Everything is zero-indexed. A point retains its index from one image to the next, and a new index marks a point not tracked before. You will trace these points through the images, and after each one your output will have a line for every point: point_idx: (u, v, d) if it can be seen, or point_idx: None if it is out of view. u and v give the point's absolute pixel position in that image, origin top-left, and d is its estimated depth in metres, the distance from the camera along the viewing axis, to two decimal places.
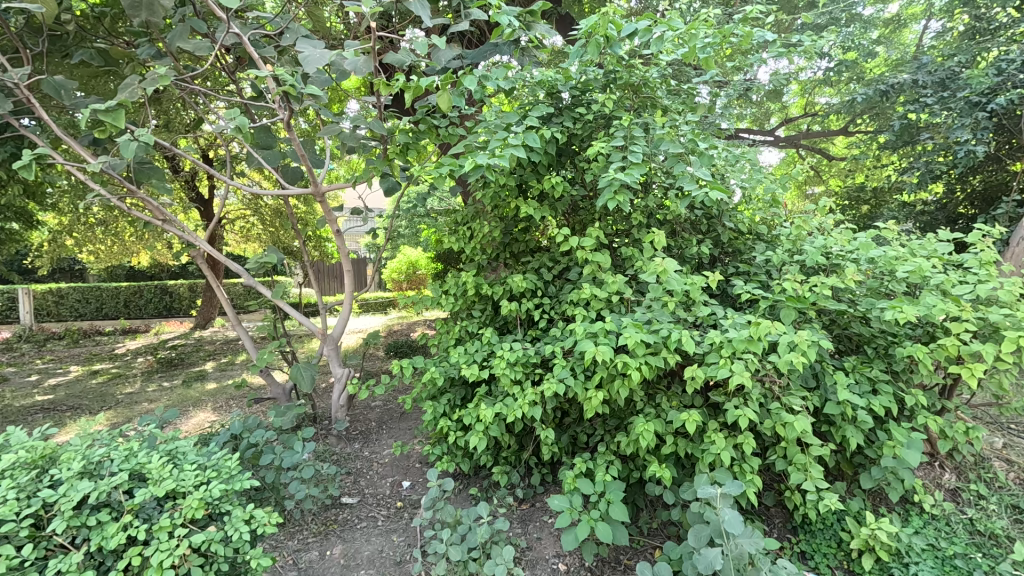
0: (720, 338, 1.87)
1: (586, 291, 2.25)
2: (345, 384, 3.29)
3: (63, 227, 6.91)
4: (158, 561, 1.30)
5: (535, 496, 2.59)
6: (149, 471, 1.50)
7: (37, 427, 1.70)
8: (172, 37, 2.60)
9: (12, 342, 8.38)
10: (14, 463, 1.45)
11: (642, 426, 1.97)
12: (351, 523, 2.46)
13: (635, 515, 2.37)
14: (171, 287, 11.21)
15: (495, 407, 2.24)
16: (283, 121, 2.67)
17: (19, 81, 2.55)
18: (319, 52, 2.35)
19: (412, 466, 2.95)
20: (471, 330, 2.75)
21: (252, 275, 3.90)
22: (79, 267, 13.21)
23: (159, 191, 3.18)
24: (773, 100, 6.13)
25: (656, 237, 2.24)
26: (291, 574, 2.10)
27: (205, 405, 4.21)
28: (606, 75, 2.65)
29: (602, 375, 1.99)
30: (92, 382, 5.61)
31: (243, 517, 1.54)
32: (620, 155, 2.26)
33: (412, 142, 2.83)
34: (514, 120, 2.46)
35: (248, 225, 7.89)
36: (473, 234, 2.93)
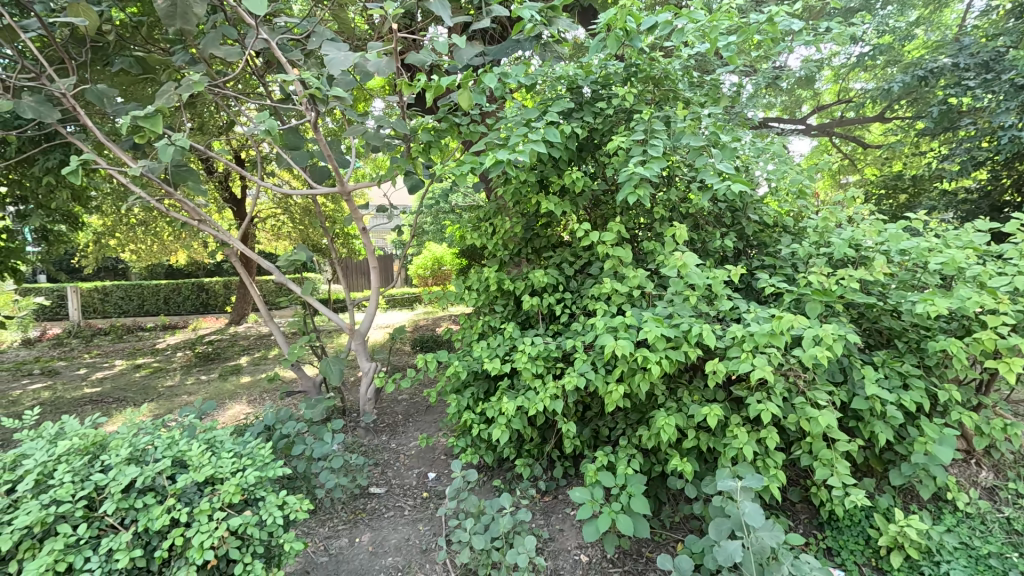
0: (742, 332, 1.86)
1: (607, 286, 2.26)
2: (372, 378, 3.38)
3: (106, 228, 7.26)
4: (199, 541, 1.38)
5: (557, 488, 2.62)
6: (190, 458, 1.59)
7: (89, 416, 1.82)
8: (204, 44, 2.71)
9: (62, 337, 8.85)
10: (69, 448, 1.56)
11: (663, 420, 1.97)
12: (378, 512, 2.54)
13: (658, 509, 2.38)
14: (208, 284, 11.64)
15: (516, 400, 2.28)
16: (310, 122, 2.75)
17: (66, 90, 2.69)
18: (343, 55, 2.40)
19: (437, 458, 3.02)
20: (494, 325, 2.78)
21: (283, 272, 4.01)
22: (122, 266, 13.80)
23: (196, 193, 3.31)
24: (803, 88, 5.96)
25: (678, 230, 2.23)
26: (322, 559, 2.19)
27: (240, 398, 4.38)
28: (627, 69, 2.65)
29: (623, 369, 1.99)
30: (135, 375, 5.91)
31: (277, 503, 1.61)
32: (640, 148, 2.25)
33: (434, 141, 2.88)
34: (534, 116, 2.46)
35: (278, 224, 8.12)
36: (495, 230, 2.97)
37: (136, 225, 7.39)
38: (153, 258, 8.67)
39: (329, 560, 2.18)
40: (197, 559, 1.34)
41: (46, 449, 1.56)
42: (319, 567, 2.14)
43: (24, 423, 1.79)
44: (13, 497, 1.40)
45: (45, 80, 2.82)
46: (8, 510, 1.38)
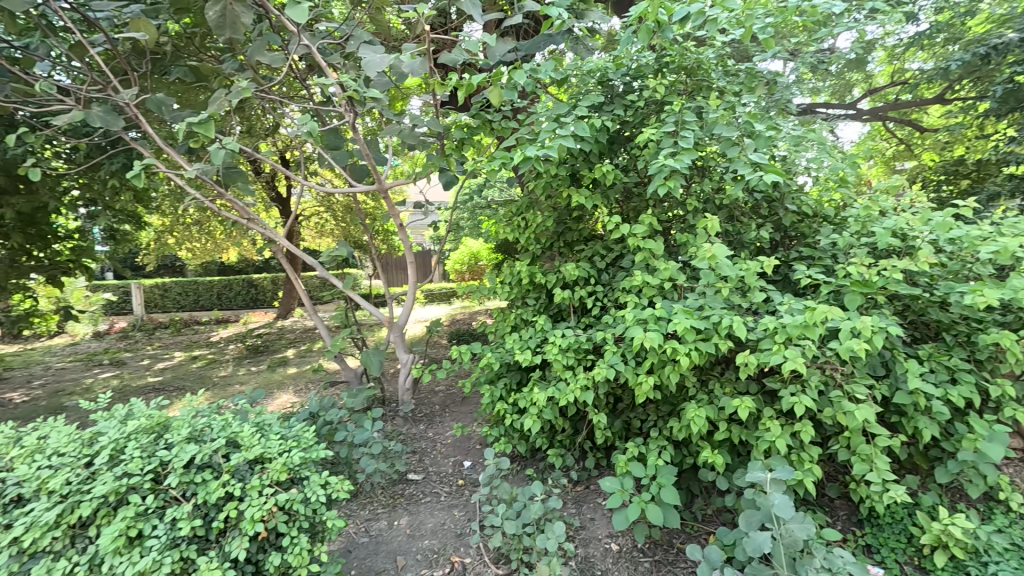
0: (775, 323, 1.84)
1: (637, 279, 2.27)
2: (410, 369, 3.49)
3: (165, 227, 7.74)
4: (251, 514, 1.50)
5: (589, 478, 2.66)
6: (242, 439, 1.72)
7: (153, 399, 1.98)
8: (251, 52, 2.86)
9: (128, 330, 9.52)
10: (137, 428, 1.71)
11: (693, 412, 1.97)
12: (416, 497, 2.65)
13: (690, 501, 2.38)
14: (257, 280, 12.20)
15: (548, 391, 2.33)
16: (349, 123, 2.88)
17: (129, 100, 2.92)
18: (379, 57, 2.49)
19: (473, 447, 3.10)
20: (526, 318, 2.83)
21: (326, 267, 4.19)
22: (180, 263, 14.66)
23: (244, 193, 3.51)
24: (854, 70, 5.68)
25: (709, 222, 2.21)
26: (363, 539, 2.31)
27: (287, 388, 4.61)
28: (659, 60, 2.62)
29: (653, 360, 2.01)
30: (193, 366, 6.31)
31: (320, 482, 1.71)
32: (671, 140, 2.24)
33: (467, 137, 2.94)
34: (564, 110, 2.47)
35: (322, 221, 8.43)
36: (527, 224, 3.01)
37: (192, 224, 7.85)
38: (207, 255, 9.18)
39: (370, 541, 2.30)
40: (249, 530, 1.46)
41: (118, 427, 1.72)
42: (360, 547, 2.26)
43: (99, 405, 1.97)
44: (92, 469, 1.56)
45: (111, 91, 3.06)
46: (88, 481, 1.54)
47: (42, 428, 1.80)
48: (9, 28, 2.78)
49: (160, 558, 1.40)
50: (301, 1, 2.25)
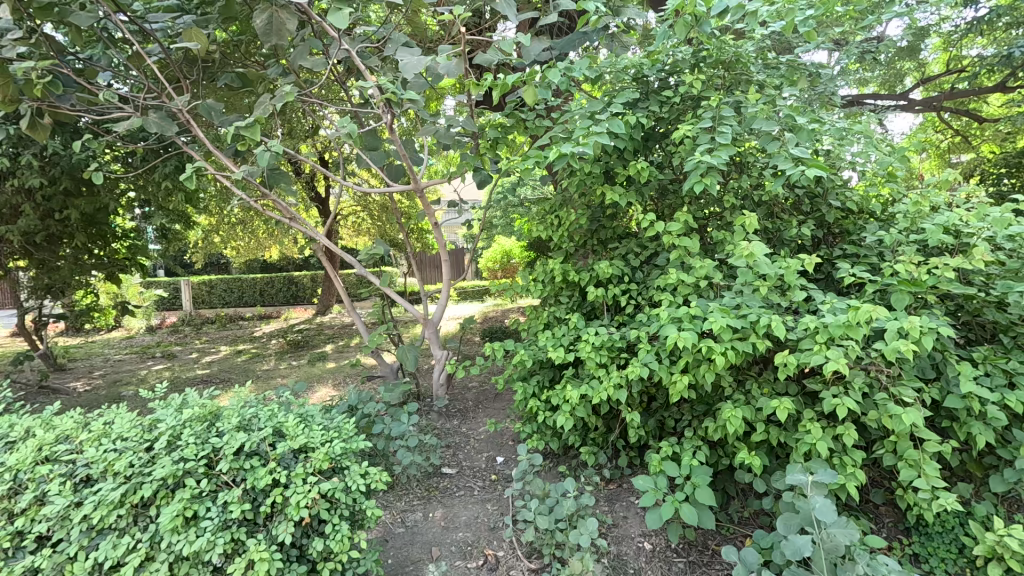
0: (816, 323, 1.79)
1: (672, 277, 2.24)
2: (444, 365, 3.55)
3: (212, 227, 8.11)
4: (296, 501, 1.56)
5: (622, 477, 2.65)
6: (287, 429, 1.80)
7: (206, 390, 2.09)
8: (294, 57, 2.97)
9: (178, 325, 10.02)
10: (192, 416, 1.82)
11: (729, 412, 1.94)
12: (450, 490, 2.70)
13: (726, 503, 2.35)
14: (297, 278, 12.63)
15: (580, 389, 2.33)
16: (387, 125, 2.95)
17: (182, 106, 3.08)
18: (416, 59, 2.53)
19: (505, 443, 3.14)
20: (559, 316, 2.83)
21: (363, 265, 4.30)
22: (225, 261, 15.33)
23: (287, 193, 3.65)
24: (906, 59, 5.40)
25: (748, 219, 2.16)
26: (399, 530, 2.38)
27: (326, 381, 4.78)
28: (696, 55, 2.57)
29: (688, 359, 1.98)
30: (238, 359, 6.60)
31: (360, 472, 1.76)
32: (708, 136, 2.20)
33: (501, 136, 2.97)
34: (598, 108, 2.46)
35: (359, 220, 8.65)
36: (561, 222, 3.02)
37: (237, 224, 8.20)
38: (250, 254, 9.57)
39: (405, 532, 2.37)
40: (294, 515, 1.53)
41: (174, 415, 1.82)
42: (396, 537, 2.33)
43: (156, 394, 2.10)
44: (152, 453, 1.67)
45: (166, 99, 3.24)
46: (148, 464, 1.65)
47: (106, 414, 1.93)
48: (76, 40, 2.97)
49: (213, 539, 1.48)
50: (342, 7, 2.32)
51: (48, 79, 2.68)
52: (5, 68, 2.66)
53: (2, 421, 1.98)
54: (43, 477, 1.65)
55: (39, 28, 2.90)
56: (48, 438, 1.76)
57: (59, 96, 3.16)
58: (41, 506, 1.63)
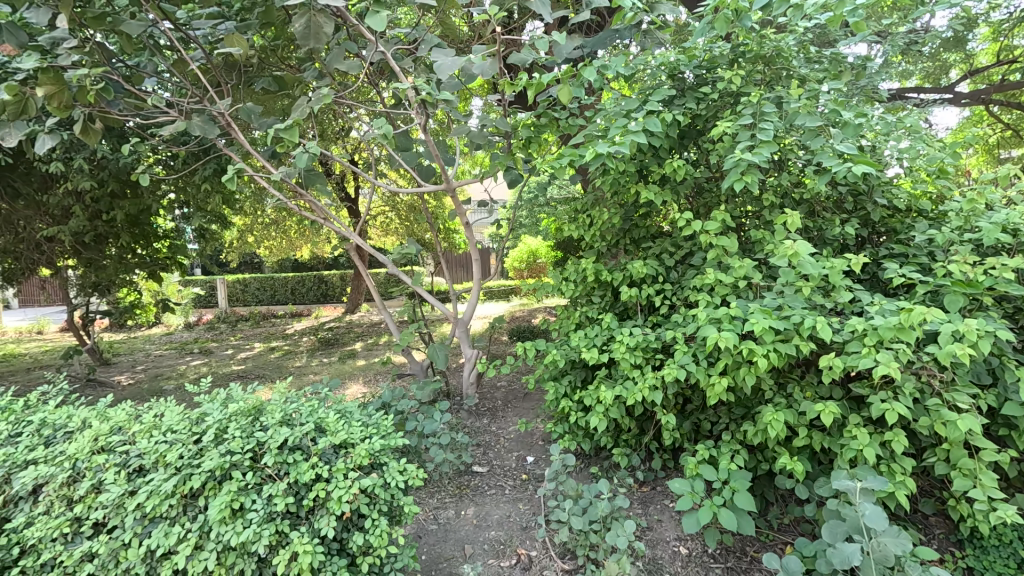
0: (864, 325, 1.72)
1: (710, 276, 2.20)
2: (474, 364, 3.57)
3: (247, 226, 8.34)
4: (337, 495, 1.59)
5: (656, 479, 2.62)
6: (327, 425, 1.84)
7: (248, 385, 2.15)
8: (331, 60, 3.03)
9: (214, 322, 10.36)
10: (237, 410, 1.88)
11: (771, 416, 1.89)
12: (481, 489, 2.71)
13: (765, 509, 2.29)
14: (327, 276, 12.88)
15: (615, 389, 2.31)
16: (420, 125, 2.97)
17: (224, 110, 3.19)
18: (451, 60, 2.53)
19: (536, 443, 3.14)
20: (591, 316, 2.81)
21: (394, 264, 4.36)
22: (258, 260, 15.78)
23: (322, 194, 3.73)
24: (954, 50, 5.16)
25: (790, 217, 2.10)
26: (432, 526, 2.40)
27: (358, 379, 4.87)
28: (734, 49, 2.51)
29: (727, 361, 1.94)
30: (272, 356, 6.78)
31: (398, 469, 1.79)
32: (748, 133, 2.15)
33: (534, 136, 2.95)
34: (634, 106, 2.42)
35: (387, 220, 8.76)
36: (592, 222, 3.00)
37: (270, 223, 8.42)
38: (283, 253, 9.80)
39: (438, 528, 2.39)
40: (336, 509, 1.56)
41: (220, 409, 1.88)
42: (430, 534, 2.35)
43: (201, 388, 2.17)
44: (200, 446, 1.73)
45: (207, 103, 3.34)
46: (197, 456, 1.70)
47: (156, 407, 2.01)
48: (126, 48, 3.09)
49: (260, 530, 1.52)
50: (379, 9, 2.34)
51: (102, 86, 2.80)
52: (59, 75, 2.72)
53: (60, 412, 2.08)
54: (99, 466, 1.73)
55: (92, 36, 3.01)
56: (103, 428, 1.84)
57: (108, 102, 3.29)
58: (97, 493, 1.70)
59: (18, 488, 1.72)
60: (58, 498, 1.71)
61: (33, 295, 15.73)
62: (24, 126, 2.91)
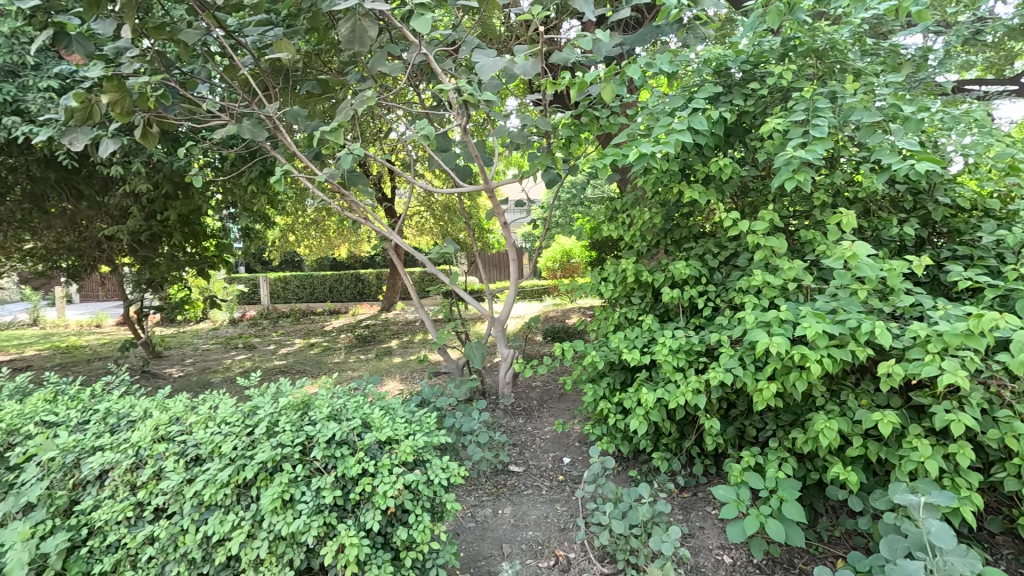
0: (927, 331, 1.64)
1: (757, 278, 2.13)
2: (510, 363, 3.57)
3: (288, 226, 8.61)
4: (383, 490, 1.62)
5: (697, 485, 2.57)
6: (373, 421, 1.87)
7: (295, 380, 2.21)
8: (374, 63, 3.08)
9: (257, 318, 10.74)
10: (287, 404, 1.94)
11: (823, 423, 1.82)
12: (518, 488, 2.72)
13: (813, 520, 2.21)
14: (363, 275, 13.17)
15: (656, 392, 2.27)
16: (461, 126, 2.99)
17: (273, 114, 3.30)
18: (493, 60, 2.54)
19: (572, 444, 3.11)
20: (631, 317, 2.76)
21: (431, 263, 4.41)
22: (298, 259, 16.31)
23: (363, 194, 3.82)
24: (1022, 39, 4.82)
25: (845, 217, 2.01)
26: (469, 524, 2.42)
27: (394, 376, 4.96)
28: (785, 44, 2.43)
29: (777, 366, 1.87)
30: (311, 352, 6.98)
31: (441, 466, 1.81)
32: (801, 130, 2.07)
33: (574, 135, 2.92)
34: (679, 104, 2.37)
35: (422, 220, 8.88)
36: (632, 221, 2.95)
37: (310, 223, 8.67)
38: (322, 252, 10.07)
39: (476, 526, 2.41)
40: (382, 504, 1.59)
41: (270, 404, 1.95)
42: (468, 532, 2.37)
43: (251, 382, 2.25)
44: (253, 438, 1.79)
45: (256, 106, 3.46)
46: (250, 447, 1.77)
47: (210, 400, 2.10)
48: (183, 55, 3.23)
49: (310, 521, 1.57)
50: (424, 12, 2.37)
51: (161, 92, 2.95)
52: (122, 82, 2.87)
53: (123, 402, 2.20)
54: (160, 454, 1.82)
55: (152, 45, 3.16)
56: (163, 418, 1.94)
57: (165, 107, 3.44)
58: (158, 480, 1.79)
59: (86, 472, 1.83)
60: (123, 483, 1.80)
61: (93, 290, 16.72)
62: (90, 131, 3.06)
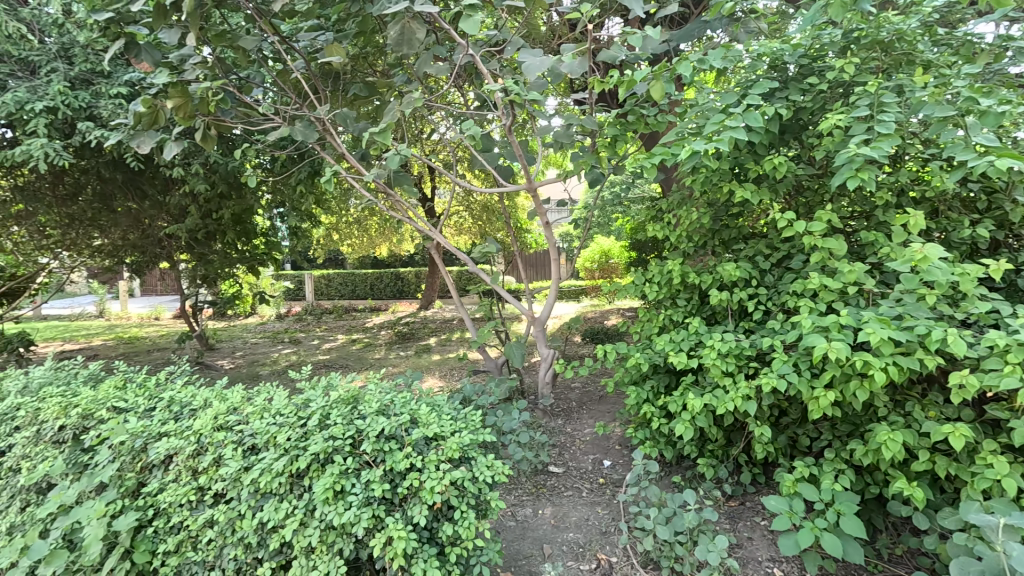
0: (1006, 340, 1.53)
1: (814, 281, 2.04)
2: (551, 363, 3.54)
3: (333, 225, 8.87)
4: (431, 485, 1.65)
5: (744, 494, 2.49)
6: (421, 417, 1.91)
7: (343, 375, 2.27)
8: (421, 65, 3.13)
9: (302, 314, 11.12)
10: (338, 398, 2.00)
11: (886, 435, 1.72)
12: (558, 489, 2.70)
13: (872, 536, 2.10)
14: (403, 274, 13.43)
15: (704, 397, 2.20)
16: (505, 126, 3.00)
17: (324, 116, 3.41)
18: (540, 60, 2.53)
19: (613, 447, 3.07)
20: (677, 319, 2.70)
21: (471, 262, 4.44)
22: (341, 257, 16.80)
23: (407, 194, 3.89)
24: None
25: (912, 217, 1.90)
26: (510, 523, 2.43)
27: (434, 373, 5.03)
28: (847, 36, 2.32)
29: (835, 373, 1.79)
30: (354, 347, 7.17)
31: (486, 464, 1.82)
32: (864, 125, 1.97)
33: (621, 134, 2.87)
34: (732, 101, 2.29)
35: (461, 220, 8.97)
36: (678, 221, 2.88)
37: (353, 221, 8.90)
38: (364, 250, 10.33)
39: (516, 526, 2.41)
40: (429, 499, 1.61)
41: (321, 398, 2.01)
42: (508, 530, 2.37)
43: (302, 375, 2.33)
44: (306, 429, 1.86)
45: (308, 109, 3.57)
46: (303, 439, 1.84)
47: (266, 392, 2.19)
48: (241, 61, 3.37)
49: (360, 512, 1.61)
50: (473, 13, 2.39)
51: (221, 97, 3.08)
52: (185, 88, 3.01)
53: (185, 392, 2.32)
54: (219, 442, 1.91)
55: (212, 52, 3.31)
56: (222, 408, 2.04)
57: (223, 111, 3.60)
58: (218, 466, 1.88)
59: (152, 456, 1.93)
60: (185, 468, 1.90)
61: (152, 286, 17.69)
62: (155, 136, 3.24)
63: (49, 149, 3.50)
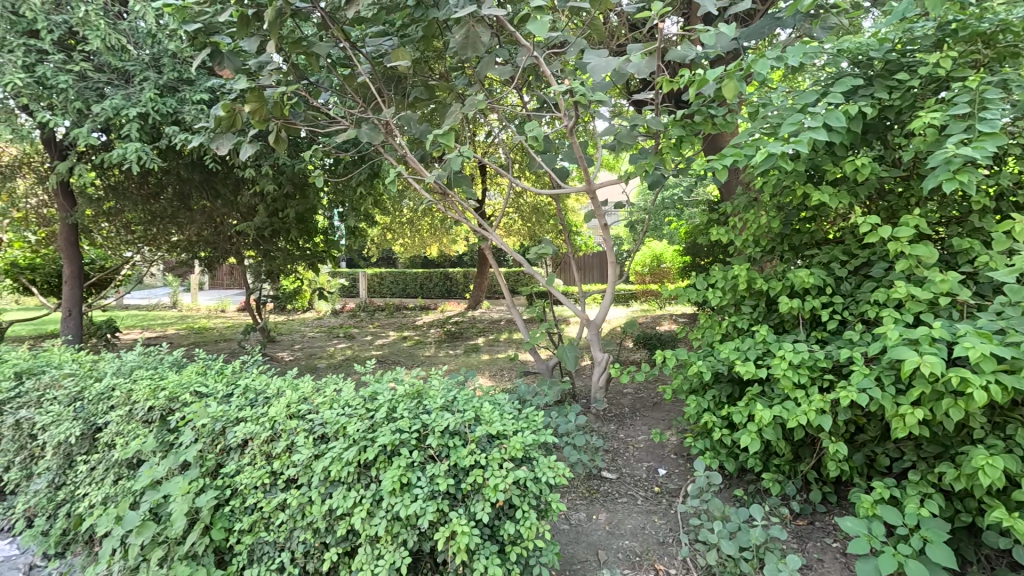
0: None
1: (901, 290, 1.91)
2: (605, 367, 3.46)
3: (387, 225, 9.13)
4: (495, 482, 1.66)
5: (813, 513, 2.36)
6: (483, 415, 1.93)
7: (405, 371, 2.33)
8: (483, 67, 3.13)
9: (356, 310, 11.53)
10: (402, 393, 2.05)
11: (984, 459, 1.59)
12: (612, 495, 2.66)
13: (961, 568, 1.94)
14: (452, 274, 13.64)
15: (773, 409, 2.10)
16: (566, 128, 2.97)
17: (388, 119, 3.50)
18: (606, 61, 2.50)
19: (669, 455, 3.00)
20: (742, 327, 2.58)
21: (524, 264, 4.44)
22: (393, 257, 17.28)
23: (466, 195, 3.94)
24: None
25: (1018, 224, 1.74)
26: (564, 525, 2.41)
27: (484, 372, 5.09)
28: (941, 30, 2.15)
29: (925, 390, 1.66)
30: (405, 344, 7.35)
31: (548, 464, 1.82)
32: (963, 124, 1.82)
33: (686, 135, 2.78)
34: (810, 99, 2.18)
35: (511, 221, 9.04)
36: (745, 225, 2.75)
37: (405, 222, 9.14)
38: (415, 250, 10.57)
39: (571, 529, 2.39)
40: (493, 496, 1.62)
41: (386, 393, 2.07)
42: (563, 533, 2.36)
43: (365, 369, 2.41)
44: (373, 422, 1.92)
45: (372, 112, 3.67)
46: (370, 430, 1.90)
47: (332, 384, 2.28)
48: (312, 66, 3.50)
49: (425, 505, 1.65)
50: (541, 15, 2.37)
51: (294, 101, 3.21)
52: (261, 93, 3.15)
53: (258, 381, 2.46)
54: (292, 430, 2.01)
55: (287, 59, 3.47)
56: (294, 398, 2.14)
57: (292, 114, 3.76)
58: (290, 453, 1.97)
59: (231, 440, 2.05)
60: (260, 453, 2.00)
61: (220, 280, 18.87)
62: (233, 138, 3.42)
63: (141, 151, 3.78)
